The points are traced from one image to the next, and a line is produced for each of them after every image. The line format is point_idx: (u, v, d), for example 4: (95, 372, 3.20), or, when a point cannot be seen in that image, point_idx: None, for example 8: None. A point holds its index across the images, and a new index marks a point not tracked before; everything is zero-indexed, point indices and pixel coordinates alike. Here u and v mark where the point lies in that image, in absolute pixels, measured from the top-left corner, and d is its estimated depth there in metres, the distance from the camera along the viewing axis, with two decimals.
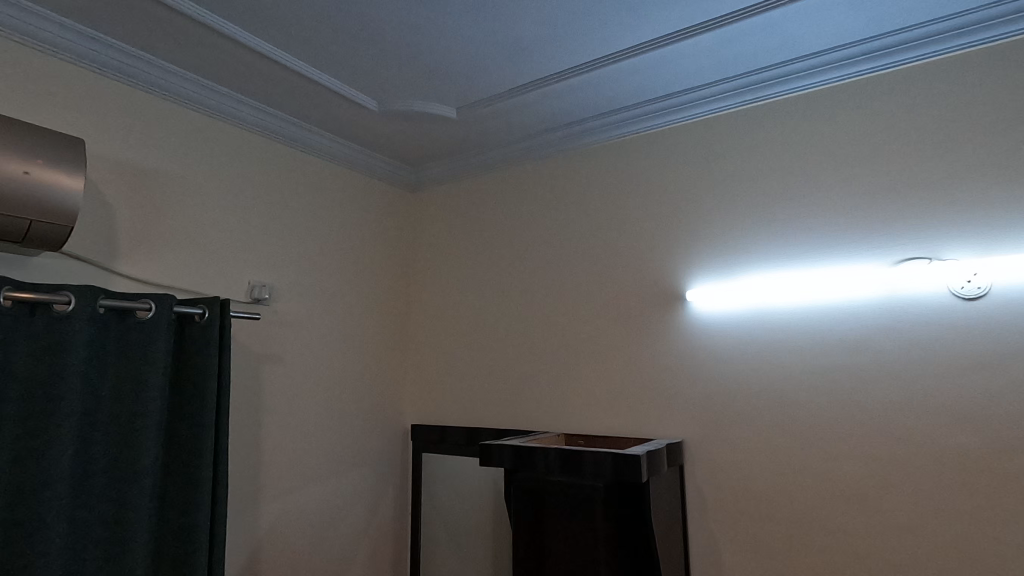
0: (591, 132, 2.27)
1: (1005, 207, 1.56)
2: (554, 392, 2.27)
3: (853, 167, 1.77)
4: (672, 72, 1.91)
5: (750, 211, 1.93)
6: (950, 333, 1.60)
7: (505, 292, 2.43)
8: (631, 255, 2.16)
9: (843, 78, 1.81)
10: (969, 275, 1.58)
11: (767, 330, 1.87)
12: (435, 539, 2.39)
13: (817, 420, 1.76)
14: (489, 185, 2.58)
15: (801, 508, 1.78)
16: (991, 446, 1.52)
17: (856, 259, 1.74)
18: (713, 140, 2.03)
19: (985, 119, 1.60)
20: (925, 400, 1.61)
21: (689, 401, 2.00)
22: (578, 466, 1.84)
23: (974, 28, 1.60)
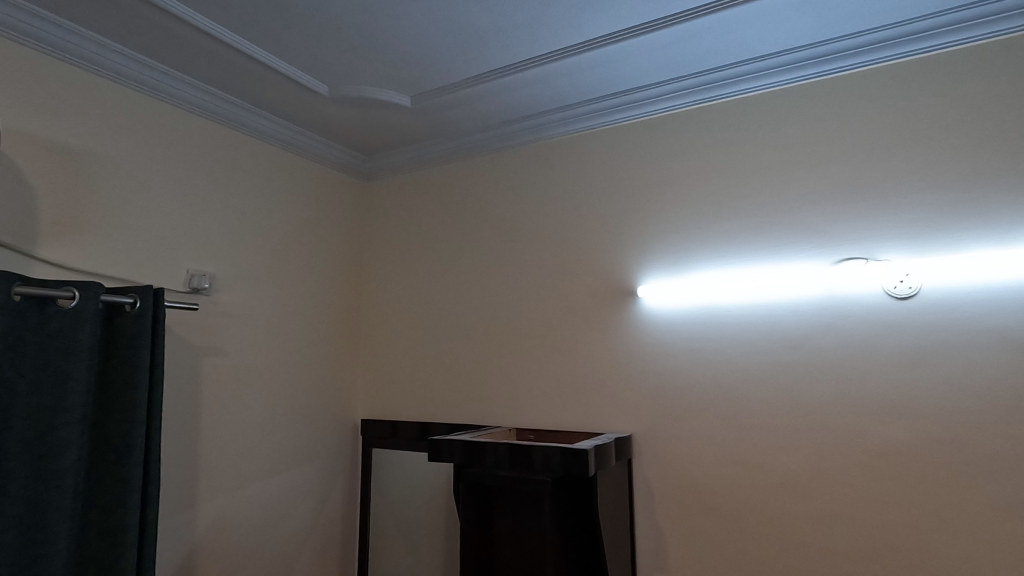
0: (549, 125, 2.29)
1: (938, 211, 1.65)
2: (507, 384, 2.29)
3: (804, 168, 1.84)
4: (628, 67, 1.92)
5: (705, 209, 1.98)
6: (883, 329, 1.68)
7: (459, 284, 2.48)
8: (587, 250, 2.19)
9: (792, 81, 1.88)
10: (902, 275, 1.67)
11: (716, 326, 1.92)
12: (384, 523, 2.50)
13: (756, 415, 1.82)
14: (447, 177, 2.59)
15: (741, 503, 1.81)
16: (912, 437, 1.61)
17: (800, 258, 1.81)
18: (666, 139, 2.08)
19: (923, 127, 1.70)
20: (854, 394, 1.69)
21: (637, 396, 2.02)
22: (528, 462, 1.73)
23: (915, 39, 1.70)
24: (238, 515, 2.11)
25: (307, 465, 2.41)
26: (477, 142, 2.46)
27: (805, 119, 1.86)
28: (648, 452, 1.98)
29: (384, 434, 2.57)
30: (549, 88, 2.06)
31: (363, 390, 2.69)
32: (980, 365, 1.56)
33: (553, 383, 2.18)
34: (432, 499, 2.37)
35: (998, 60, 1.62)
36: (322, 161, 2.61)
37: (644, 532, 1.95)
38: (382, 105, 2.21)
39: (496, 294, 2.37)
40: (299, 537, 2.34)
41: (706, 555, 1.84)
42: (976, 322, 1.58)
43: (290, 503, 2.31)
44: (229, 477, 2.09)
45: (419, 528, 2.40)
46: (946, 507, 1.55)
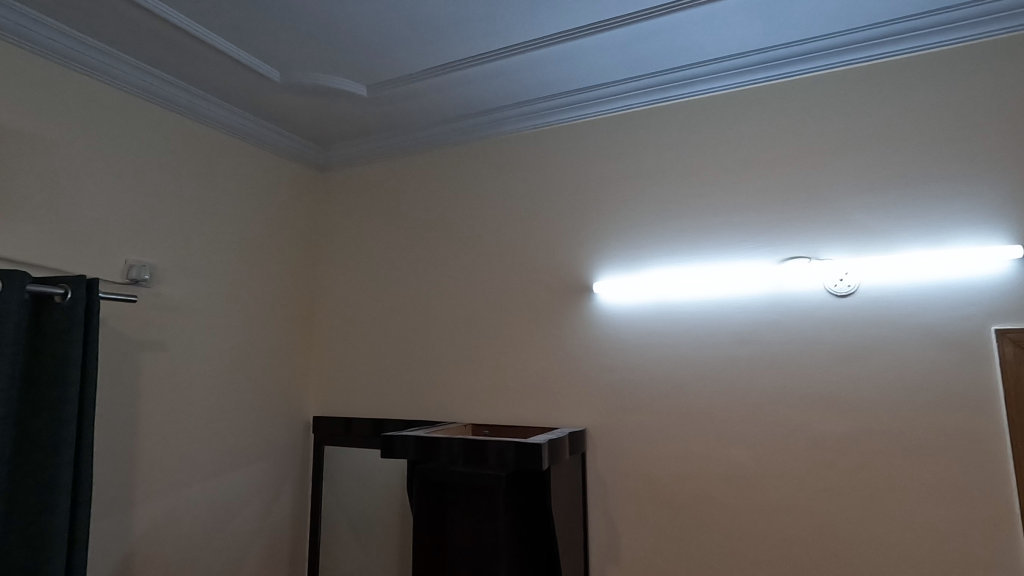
0: (508, 121, 2.29)
1: (876, 213, 1.74)
2: (462, 380, 2.27)
3: (753, 170, 1.90)
4: (586, 64, 1.93)
5: (659, 208, 2.02)
6: (824, 325, 1.75)
7: (415, 278, 2.44)
8: (544, 246, 2.19)
9: (743, 85, 1.94)
10: (841, 274, 1.74)
11: (668, 322, 1.96)
12: (336, 522, 2.45)
13: (705, 408, 1.87)
14: (404, 170, 2.55)
15: (690, 494, 1.86)
16: (848, 429, 1.69)
17: (748, 257, 1.87)
18: (622, 137, 2.11)
19: (862, 133, 1.78)
20: (796, 388, 1.76)
21: (592, 391, 2.04)
22: (482, 456, 1.73)
23: (855, 48, 1.78)
24: (180, 516, 2.03)
25: (255, 464, 2.33)
26: (435, 136, 2.44)
27: (754, 122, 1.92)
28: (601, 446, 2.00)
29: (336, 431, 2.52)
30: (508, 82, 2.06)
31: (316, 387, 2.62)
32: (910, 358, 1.65)
33: (510, 378, 2.18)
34: (385, 496, 2.34)
35: (931, 71, 1.72)
36: (274, 150, 2.52)
37: (596, 524, 1.98)
38: (337, 94, 2.16)
39: (453, 289, 2.35)
40: (246, 538, 2.26)
41: (655, 545, 1.88)
42: (909, 318, 1.66)
43: (236, 503, 2.23)
44: (169, 477, 2.00)
45: (372, 526, 2.36)
46: (879, 494, 1.64)
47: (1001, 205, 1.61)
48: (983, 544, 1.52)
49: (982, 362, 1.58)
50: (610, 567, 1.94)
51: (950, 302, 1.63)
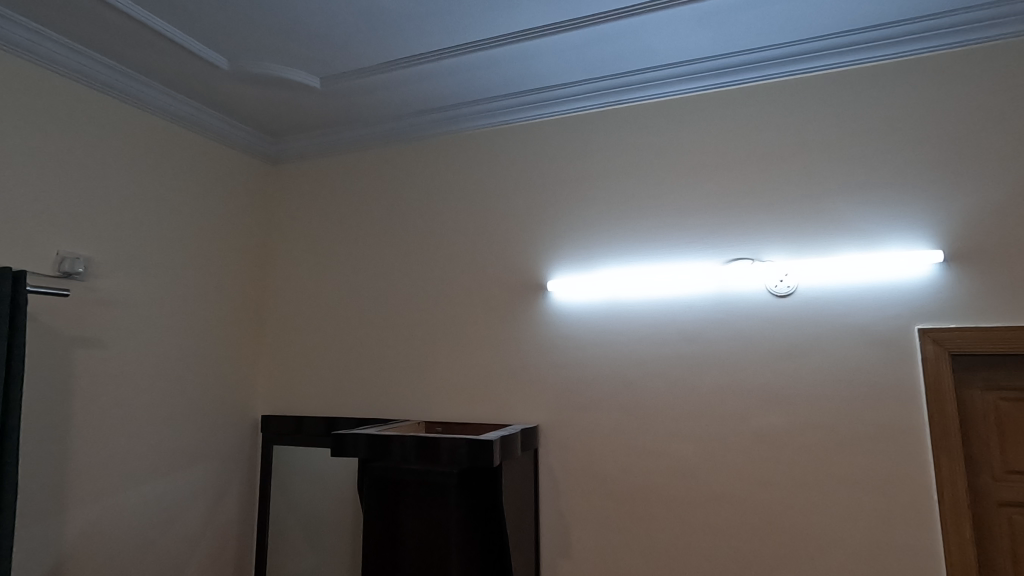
0: (465, 118, 2.29)
1: (815, 217, 1.83)
2: (417, 378, 2.26)
3: (702, 174, 1.96)
4: (544, 64, 1.95)
5: (613, 209, 2.06)
6: (765, 324, 1.83)
7: (370, 274, 2.41)
8: (500, 244, 2.20)
9: (693, 91, 2.00)
10: (782, 275, 1.83)
11: (620, 321, 2.00)
12: (285, 522, 2.40)
13: (653, 404, 1.92)
14: (360, 165, 2.51)
15: (638, 488, 1.91)
16: (786, 423, 1.77)
17: (695, 257, 1.94)
18: (578, 138, 2.14)
19: (803, 141, 1.87)
20: (739, 384, 1.84)
21: (545, 388, 2.07)
22: (434, 454, 1.73)
23: (798, 59, 1.87)
24: (117, 521, 1.94)
25: (199, 465, 2.25)
26: (392, 131, 2.41)
27: (704, 127, 1.98)
28: (553, 442, 2.03)
29: (286, 430, 2.46)
30: (466, 79, 2.06)
31: (265, 385, 2.55)
32: (843, 355, 1.75)
33: (464, 375, 2.18)
34: (337, 495, 2.30)
35: (864, 84, 1.82)
36: (222, 141, 2.43)
37: (548, 519, 2.01)
38: (290, 85, 2.10)
39: (409, 286, 2.33)
40: (188, 542, 2.18)
41: (605, 538, 1.93)
42: (843, 318, 1.76)
43: (178, 505, 2.16)
44: (105, 480, 1.91)
45: (322, 526, 2.32)
46: (813, 484, 1.72)
47: (927, 212, 1.72)
48: (905, 530, 1.63)
49: (907, 359, 1.69)
50: (561, 560, 1.97)
51: (880, 303, 1.73)
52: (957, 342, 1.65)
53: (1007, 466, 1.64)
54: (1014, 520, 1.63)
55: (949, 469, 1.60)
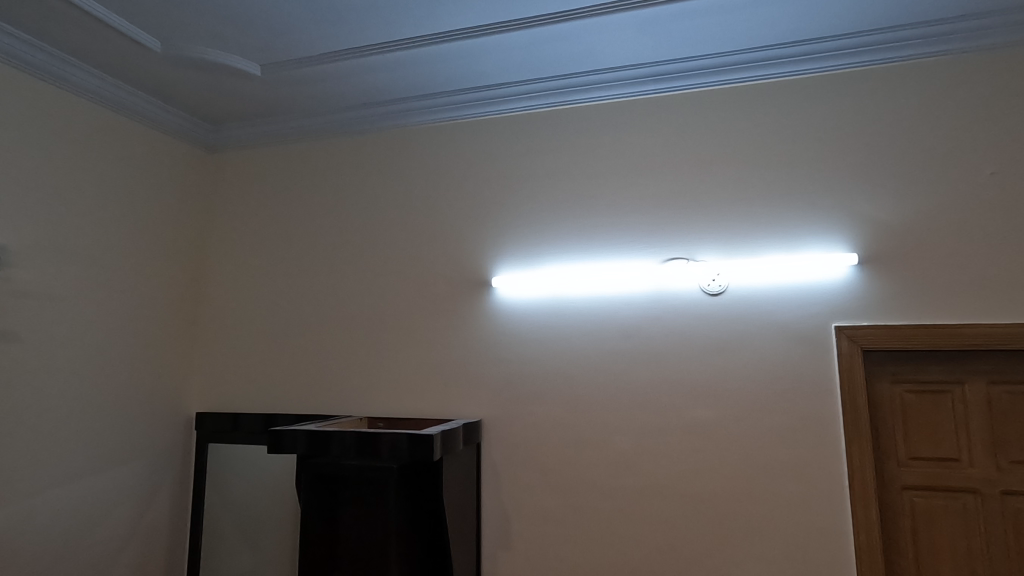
0: (413, 113, 2.27)
1: (746, 220, 1.93)
2: (360, 373, 2.24)
3: (642, 176, 2.03)
4: (489, 63, 1.97)
5: (556, 207, 2.10)
6: (698, 321, 1.92)
7: (312, 268, 2.37)
8: (446, 239, 2.21)
9: (634, 95, 2.06)
10: (714, 274, 1.92)
11: (562, 317, 2.05)
12: (220, 523, 2.33)
13: (592, 398, 1.98)
14: (304, 157, 2.45)
15: (577, 480, 1.96)
16: (714, 415, 1.87)
17: (635, 256, 2.00)
18: (524, 136, 2.17)
19: (736, 147, 1.96)
20: (673, 378, 1.92)
21: (488, 383, 2.09)
22: (375, 449, 1.73)
23: (732, 69, 1.96)
24: (35, 525, 1.84)
25: (126, 465, 2.15)
26: (337, 123, 2.37)
27: (645, 131, 2.04)
28: (495, 436, 2.06)
29: (222, 428, 2.38)
30: (412, 74, 2.05)
31: (200, 381, 2.46)
32: (768, 351, 1.85)
33: (408, 371, 2.18)
34: (275, 493, 2.26)
35: (791, 96, 1.94)
36: (156, 126, 2.33)
37: (489, 513, 2.03)
38: (229, 71, 2.04)
39: (354, 282, 2.30)
40: (114, 546, 2.08)
41: (544, 530, 1.97)
42: (769, 316, 1.86)
43: (102, 508, 2.06)
44: (20, 483, 1.80)
45: (260, 526, 2.27)
46: (738, 473, 1.82)
47: (844, 217, 1.85)
48: (819, 514, 1.75)
49: (825, 355, 1.81)
50: (501, 553, 2.00)
51: (801, 302, 1.84)
52: (867, 339, 1.78)
53: (910, 452, 1.79)
54: (915, 502, 1.77)
55: (858, 457, 1.73)
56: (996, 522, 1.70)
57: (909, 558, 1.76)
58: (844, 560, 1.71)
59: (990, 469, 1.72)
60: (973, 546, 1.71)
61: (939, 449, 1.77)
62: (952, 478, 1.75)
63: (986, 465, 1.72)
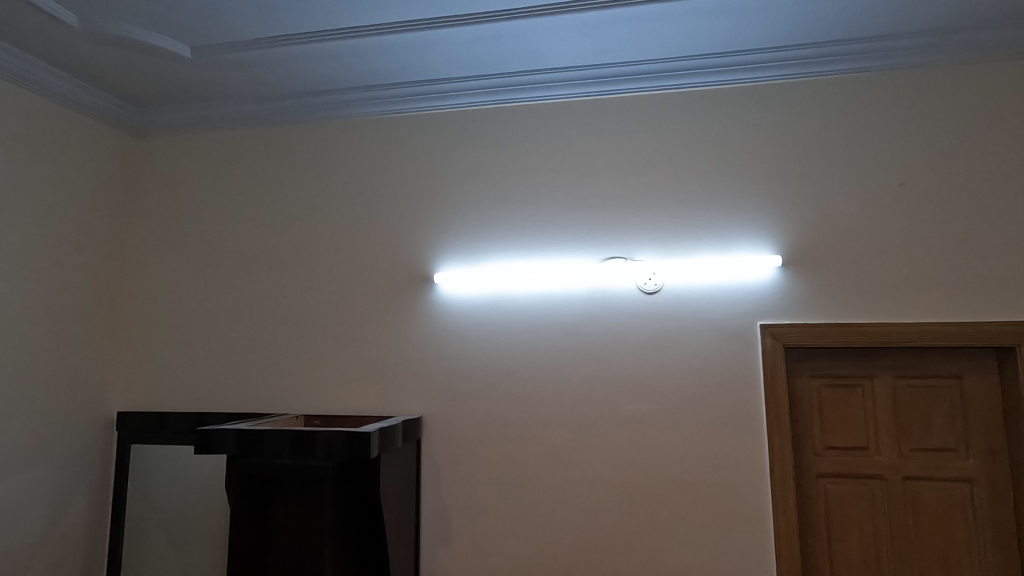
0: (355, 104, 2.23)
1: (681, 221, 2.00)
2: (296, 370, 2.17)
3: (584, 177, 2.07)
4: (433, 57, 1.96)
5: (500, 205, 2.11)
6: (635, 319, 1.98)
7: (247, 260, 2.28)
8: (388, 234, 2.17)
9: (578, 96, 2.10)
10: (650, 274, 1.98)
11: (503, 314, 2.07)
12: (144, 527, 2.21)
13: (532, 393, 2.01)
14: (239, 144, 2.35)
15: (516, 475, 1.98)
16: (649, 410, 1.93)
17: (575, 254, 2.04)
18: (468, 132, 2.16)
19: (673, 150, 2.03)
20: (610, 374, 1.97)
21: (429, 379, 2.08)
22: (309, 448, 1.69)
23: (671, 75, 2.03)
24: None
25: (38, 468, 2.01)
26: (275, 111, 2.29)
27: (587, 132, 2.08)
28: (436, 433, 2.06)
29: (146, 428, 2.26)
30: (354, 63, 2.00)
31: (123, 379, 2.32)
32: (699, 347, 1.94)
33: (347, 368, 2.14)
34: (205, 495, 2.17)
35: (724, 104, 2.02)
36: (75, 107, 2.17)
37: (429, 509, 2.03)
38: (156, 52, 1.93)
39: (291, 276, 2.23)
40: (22, 555, 1.94)
41: (483, 525, 1.98)
42: (701, 314, 1.95)
43: (10, 516, 1.91)
44: None
45: (188, 529, 2.17)
46: (670, 464, 1.90)
47: (770, 222, 1.95)
48: (744, 502, 1.84)
49: (751, 352, 1.91)
50: (440, 549, 2.00)
51: (730, 301, 1.94)
52: (789, 337, 1.89)
53: (825, 442, 1.92)
54: (828, 488, 1.90)
55: (779, 447, 1.84)
56: (897, 505, 1.85)
57: (822, 540, 1.88)
58: (765, 544, 1.82)
59: (894, 456, 1.87)
60: (878, 527, 1.85)
61: (850, 439, 1.90)
62: (862, 465, 1.89)
63: (890, 453, 1.87)
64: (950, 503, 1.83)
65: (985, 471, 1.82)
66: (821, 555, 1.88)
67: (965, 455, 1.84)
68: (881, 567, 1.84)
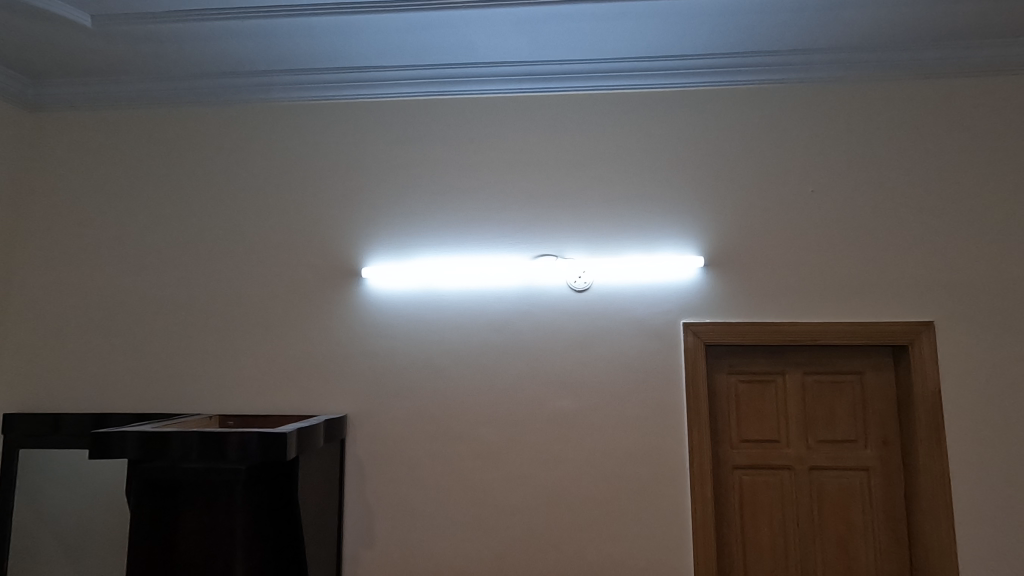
0: (279, 87, 2.12)
1: (610, 221, 2.03)
2: (211, 367, 2.05)
3: (517, 173, 2.06)
4: (363, 42, 1.89)
5: (431, 198, 2.07)
6: (564, 316, 1.99)
7: (158, 249, 2.12)
8: (313, 226, 2.08)
9: (512, 92, 2.08)
10: (580, 272, 2.00)
11: (433, 309, 2.03)
12: (34, 538, 2.02)
13: (461, 391, 1.99)
14: (149, 124, 2.18)
15: (444, 473, 1.96)
16: (576, 406, 1.96)
17: (506, 251, 2.03)
18: (400, 123, 2.10)
19: (605, 150, 2.06)
20: (539, 370, 1.98)
21: (355, 377, 2.02)
22: (220, 450, 1.58)
23: (602, 76, 2.05)
24: None
25: None
26: (191, 90, 2.14)
27: (520, 127, 2.08)
28: (361, 431, 2.00)
29: (38, 430, 2.06)
30: (278, 44, 1.91)
31: (11, 377, 2.11)
32: (626, 344, 1.98)
33: (267, 365, 2.04)
34: (106, 501, 2.00)
35: (654, 107, 2.07)
36: None
37: (353, 510, 1.97)
38: (51, 19, 1.76)
39: (207, 267, 2.10)
40: None
41: (409, 525, 1.95)
42: (628, 313, 1.99)
43: None
44: None
45: (85, 539, 2.00)
46: (595, 459, 1.93)
47: (694, 224, 2.02)
48: (665, 494, 1.90)
49: (674, 349, 1.97)
50: (364, 550, 1.94)
51: (655, 300, 1.99)
52: (710, 334, 1.96)
53: (740, 435, 2.00)
54: (743, 480, 1.99)
55: (697, 440, 1.91)
56: (804, 493, 1.96)
57: (736, 528, 1.97)
58: (682, 535, 1.88)
59: (802, 448, 1.98)
60: (786, 515, 1.96)
61: (764, 432, 2.00)
62: (773, 456, 1.98)
63: (799, 444, 1.98)
64: (850, 491, 1.96)
65: (881, 460, 1.97)
66: (735, 543, 1.96)
67: (864, 445, 1.98)
68: (788, 552, 1.94)
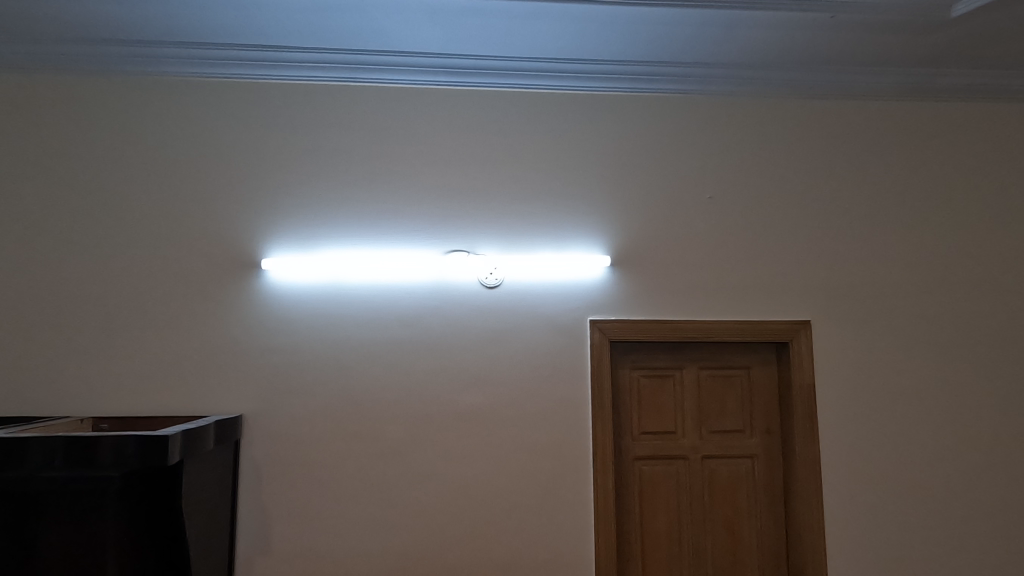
0: (171, 61, 1.95)
1: (521, 218, 2.05)
2: (85, 364, 1.85)
3: (429, 166, 2.03)
4: (266, 18, 1.79)
5: (338, 189, 1.99)
6: (474, 313, 1.99)
7: (19, 232, 1.88)
8: (208, 213, 1.94)
9: (425, 84, 2.05)
10: (491, 269, 2.00)
11: (339, 304, 1.95)
12: None
13: (367, 388, 1.93)
14: (8, 90, 1.92)
15: (348, 474, 1.89)
16: (485, 402, 1.96)
17: (417, 246, 2.00)
18: (306, 107, 2.00)
19: (517, 148, 2.07)
20: (449, 367, 1.97)
21: (252, 375, 1.90)
22: (91, 456, 1.42)
23: (516, 74, 2.07)
24: None
25: None
26: (63, 56, 1.92)
27: (433, 121, 2.05)
28: (258, 433, 1.89)
29: None
30: (170, 12, 1.76)
31: None
32: (535, 341, 2.01)
33: (152, 362, 1.87)
34: None
35: (566, 109, 2.11)
36: None
37: (248, 516, 1.86)
38: None
39: (80, 254, 1.89)
40: None
41: (310, 528, 1.87)
42: (537, 310, 2.02)
43: None
44: None
45: None
46: (503, 453, 1.95)
47: (602, 224, 2.08)
48: (569, 486, 1.95)
49: (580, 345, 2.02)
50: (259, 557, 1.84)
51: (564, 298, 2.03)
52: (615, 332, 2.03)
53: (641, 428, 2.10)
54: (642, 470, 2.08)
55: (600, 433, 1.98)
56: (696, 481, 2.09)
57: (635, 516, 2.06)
58: (585, 525, 1.94)
59: (696, 438, 2.11)
60: (681, 502, 2.08)
61: (662, 424, 2.11)
62: (670, 447, 2.10)
63: (693, 435, 2.11)
64: (737, 477, 2.11)
65: (764, 448, 2.14)
66: (634, 531, 2.05)
67: (749, 434, 2.14)
68: (682, 537, 2.06)
